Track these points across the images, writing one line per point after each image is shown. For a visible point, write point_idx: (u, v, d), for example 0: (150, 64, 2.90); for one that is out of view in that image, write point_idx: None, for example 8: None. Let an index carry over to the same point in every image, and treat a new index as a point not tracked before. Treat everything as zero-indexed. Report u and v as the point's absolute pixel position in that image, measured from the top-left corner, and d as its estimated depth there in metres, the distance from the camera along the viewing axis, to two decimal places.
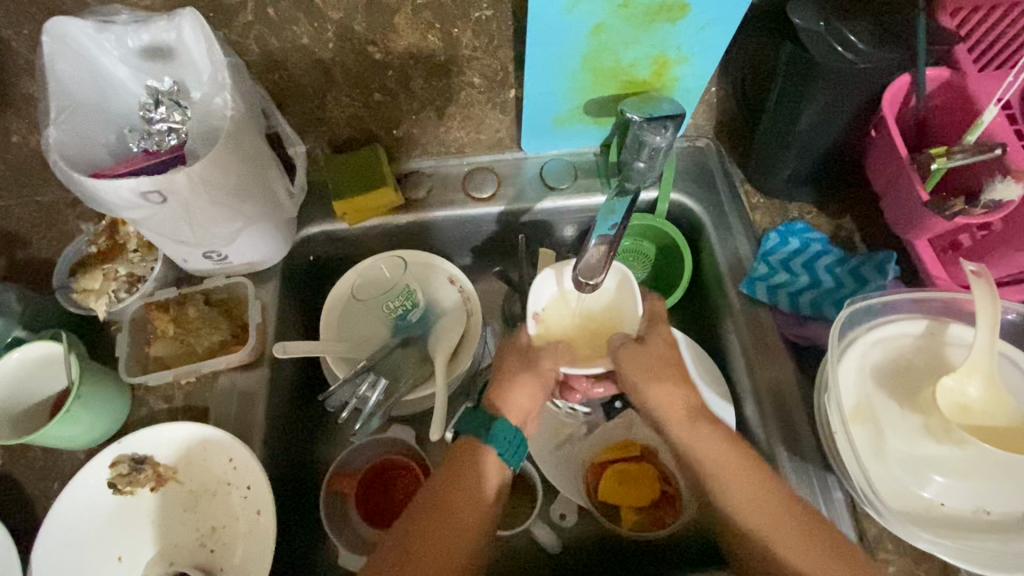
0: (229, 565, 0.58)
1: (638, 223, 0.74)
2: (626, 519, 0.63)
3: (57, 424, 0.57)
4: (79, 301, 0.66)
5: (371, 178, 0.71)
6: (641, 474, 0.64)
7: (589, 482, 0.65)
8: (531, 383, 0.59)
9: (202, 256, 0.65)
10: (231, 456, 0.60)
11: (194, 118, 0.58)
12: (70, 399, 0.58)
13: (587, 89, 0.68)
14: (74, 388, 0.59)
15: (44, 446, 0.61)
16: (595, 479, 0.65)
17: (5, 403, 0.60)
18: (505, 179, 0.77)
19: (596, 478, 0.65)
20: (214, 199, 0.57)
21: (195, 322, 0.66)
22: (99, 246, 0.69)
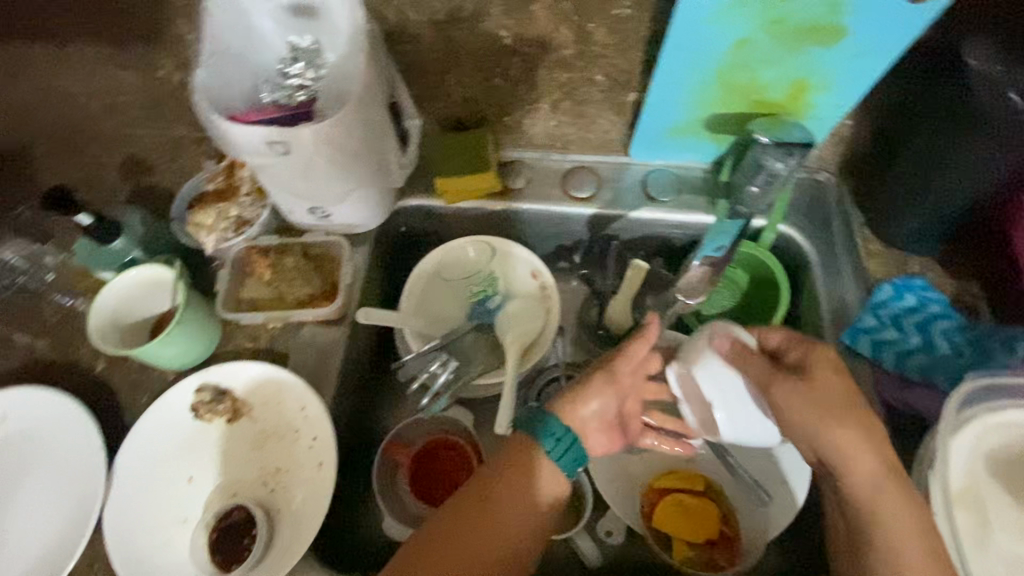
0: (287, 509, 0.59)
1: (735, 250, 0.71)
2: (677, 552, 0.59)
3: (160, 343, 0.61)
4: (190, 234, 0.70)
5: (478, 160, 0.72)
6: (700, 510, 0.61)
7: (644, 505, 0.63)
8: (609, 393, 0.56)
9: (309, 211, 0.67)
10: (303, 405, 0.62)
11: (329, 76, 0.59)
12: (173, 322, 0.62)
13: (714, 103, 0.66)
14: (178, 312, 0.63)
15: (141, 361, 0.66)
16: (649, 503, 0.63)
17: (117, 314, 0.65)
18: (604, 182, 0.76)
19: (651, 502, 0.63)
20: (333, 159, 0.59)
21: (291, 272, 0.69)
22: (215, 185, 0.72)
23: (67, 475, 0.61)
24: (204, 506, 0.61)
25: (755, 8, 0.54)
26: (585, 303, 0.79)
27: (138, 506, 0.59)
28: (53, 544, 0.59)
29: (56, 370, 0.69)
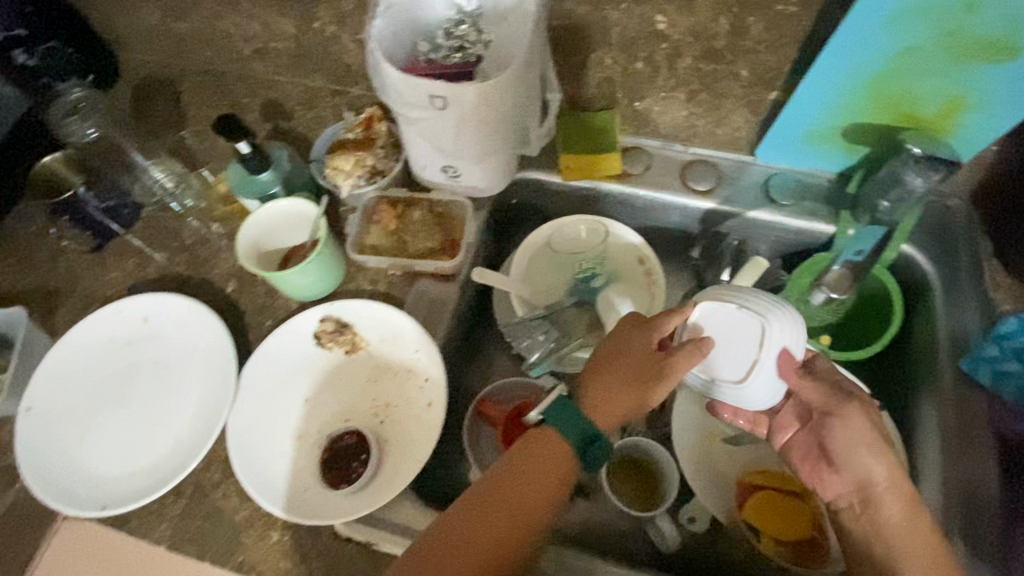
0: (394, 442, 0.63)
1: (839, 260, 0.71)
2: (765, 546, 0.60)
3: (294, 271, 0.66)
4: (329, 176, 0.74)
5: (603, 143, 0.76)
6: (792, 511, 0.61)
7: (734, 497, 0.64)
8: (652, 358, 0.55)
9: (442, 168, 0.70)
10: (418, 348, 0.66)
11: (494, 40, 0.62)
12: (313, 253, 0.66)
13: (858, 112, 0.65)
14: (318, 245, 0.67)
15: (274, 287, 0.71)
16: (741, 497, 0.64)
17: (264, 238, 0.70)
18: (725, 178, 0.77)
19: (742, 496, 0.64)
20: (483, 120, 0.61)
21: (416, 224, 0.73)
22: (354, 135, 0.77)
23: (201, 378, 0.66)
24: (317, 427, 0.64)
25: (932, 17, 0.53)
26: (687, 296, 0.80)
27: (262, 416, 0.63)
28: (181, 441, 0.63)
29: (189, 286, 0.75)
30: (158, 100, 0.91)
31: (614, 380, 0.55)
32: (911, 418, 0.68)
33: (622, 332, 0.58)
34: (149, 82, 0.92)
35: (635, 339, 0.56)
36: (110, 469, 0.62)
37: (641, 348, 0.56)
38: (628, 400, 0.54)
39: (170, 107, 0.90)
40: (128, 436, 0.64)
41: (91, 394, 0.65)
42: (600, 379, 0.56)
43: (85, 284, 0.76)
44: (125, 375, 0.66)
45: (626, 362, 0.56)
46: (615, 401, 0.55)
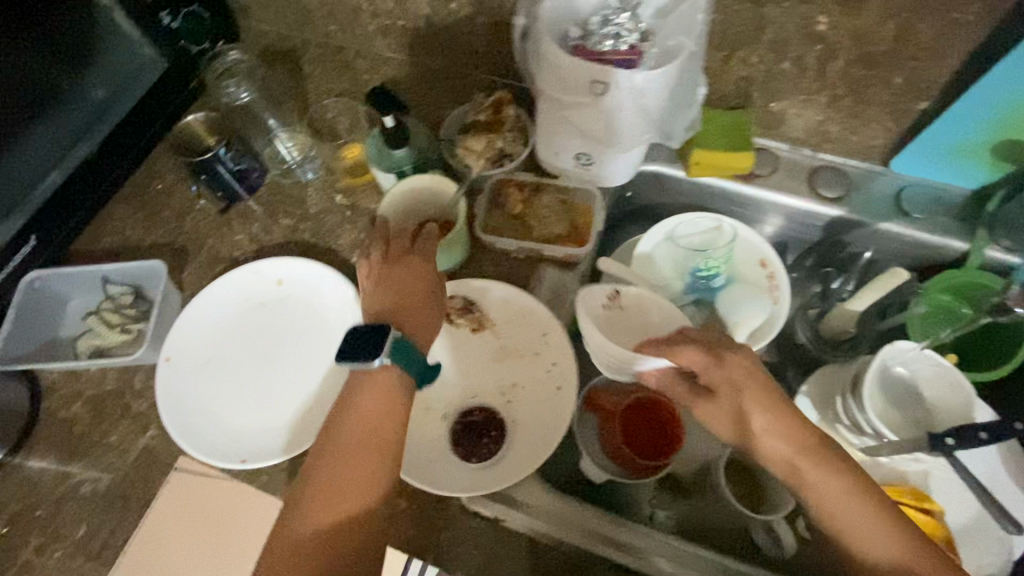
0: (521, 423, 0.63)
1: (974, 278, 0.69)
2: None
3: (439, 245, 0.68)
4: (459, 156, 0.75)
5: (739, 140, 0.74)
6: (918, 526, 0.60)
7: None
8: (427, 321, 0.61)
9: (580, 155, 0.71)
10: (546, 332, 0.66)
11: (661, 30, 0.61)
12: (454, 234, 0.68)
13: (1018, 128, 0.64)
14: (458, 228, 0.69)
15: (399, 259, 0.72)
16: None
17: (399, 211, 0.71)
18: (854, 186, 0.76)
19: None
20: (641, 110, 0.61)
21: (543, 210, 0.73)
22: (483, 117, 0.77)
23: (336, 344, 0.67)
24: (445, 400, 0.65)
25: None
26: (802, 304, 0.79)
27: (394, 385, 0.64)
28: (321, 402, 0.64)
29: (315, 254, 0.76)
30: (278, 70, 0.92)
31: (396, 297, 0.60)
32: None
33: (404, 262, 0.62)
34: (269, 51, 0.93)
35: (398, 268, 0.61)
36: (254, 423, 0.64)
37: (417, 275, 0.61)
38: (385, 301, 0.60)
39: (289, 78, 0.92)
40: (267, 392, 0.65)
41: (230, 351, 0.67)
42: (396, 301, 0.59)
43: (213, 243, 0.78)
44: (261, 335, 0.68)
45: (406, 288, 0.60)
46: (425, 328, 0.59)
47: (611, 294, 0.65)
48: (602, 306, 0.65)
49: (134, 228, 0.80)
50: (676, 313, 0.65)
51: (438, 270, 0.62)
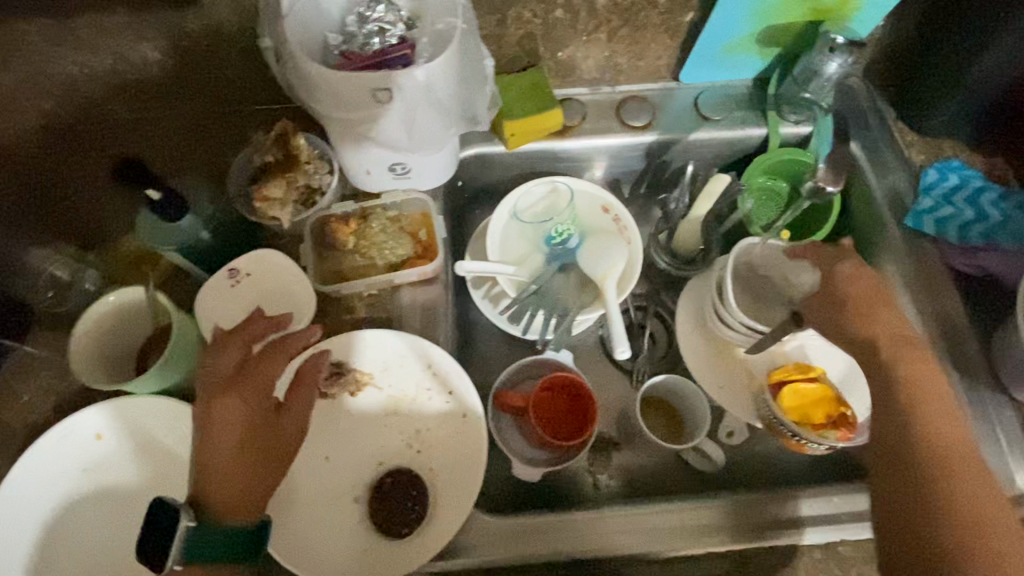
0: (437, 468, 0.59)
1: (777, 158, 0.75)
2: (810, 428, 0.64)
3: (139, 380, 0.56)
4: (263, 210, 0.65)
5: (544, 99, 0.72)
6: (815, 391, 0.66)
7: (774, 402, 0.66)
8: (232, 428, 0.51)
9: (388, 167, 0.65)
10: (430, 363, 0.61)
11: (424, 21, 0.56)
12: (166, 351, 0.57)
13: (773, 14, 0.69)
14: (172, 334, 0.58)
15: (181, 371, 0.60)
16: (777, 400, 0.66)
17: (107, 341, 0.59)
18: (660, 109, 0.78)
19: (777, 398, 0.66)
20: (430, 106, 0.57)
21: (378, 237, 0.66)
22: (274, 156, 0.67)
23: None
24: (348, 482, 0.58)
25: None
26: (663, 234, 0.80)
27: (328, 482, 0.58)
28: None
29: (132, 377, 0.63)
30: None
31: (224, 461, 0.50)
32: None
33: (228, 399, 0.52)
34: None
35: (224, 402, 0.52)
36: None
37: (237, 427, 0.51)
38: (214, 470, 0.50)
39: None
40: None
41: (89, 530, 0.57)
42: (207, 459, 0.50)
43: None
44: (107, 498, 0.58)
45: (223, 446, 0.51)
46: (252, 486, 0.51)
47: (229, 271, 0.63)
48: (222, 294, 0.63)
49: None
50: (274, 286, 0.63)
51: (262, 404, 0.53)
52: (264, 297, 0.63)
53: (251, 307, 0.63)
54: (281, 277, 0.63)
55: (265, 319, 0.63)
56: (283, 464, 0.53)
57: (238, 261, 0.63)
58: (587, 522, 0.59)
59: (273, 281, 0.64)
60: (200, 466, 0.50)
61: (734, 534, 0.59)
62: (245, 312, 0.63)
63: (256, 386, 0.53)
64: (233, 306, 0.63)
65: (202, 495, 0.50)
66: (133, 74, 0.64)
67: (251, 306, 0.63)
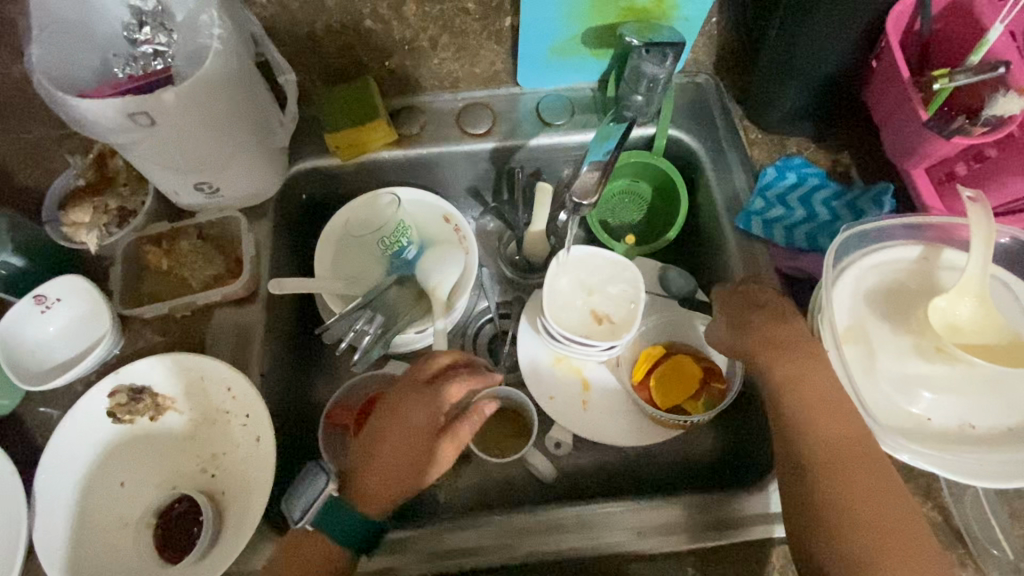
0: (230, 491, 0.58)
1: (634, 162, 0.75)
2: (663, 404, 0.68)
3: None
4: (72, 235, 0.65)
5: (365, 112, 0.71)
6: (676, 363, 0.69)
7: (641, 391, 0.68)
8: (411, 425, 0.58)
9: (192, 188, 0.64)
10: (230, 387, 0.60)
11: (182, 38, 0.55)
12: None
13: (586, 15, 0.67)
14: None
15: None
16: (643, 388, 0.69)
17: None
18: (500, 115, 0.77)
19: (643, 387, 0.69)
20: (203, 124, 0.56)
21: (189, 256, 0.66)
22: (88, 180, 0.68)
23: None
24: (142, 508, 0.58)
25: None
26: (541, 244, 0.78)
27: (258, 495, 0.56)
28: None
29: None
30: None
31: (392, 459, 0.57)
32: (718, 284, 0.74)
33: (409, 402, 0.59)
34: None
35: (410, 400, 0.59)
36: None
37: (411, 426, 0.58)
38: (392, 470, 0.57)
39: None
40: None
41: None
42: (377, 451, 0.57)
43: None
44: None
45: (404, 448, 0.57)
46: (391, 483, 0.56)
47: (36, 298, 0.62)
48: (28, 321, 0.62)
49: None
50: (87, 315, 0.63)
51: (429, 415, 0.59)
52: (76, 326, 0.63)
53: (60, 337, 0.63)
54: (94, 306, 0.63)
55: (72, 345, 0.63)
56: (432, 477, 0.58)
57: (44, 287, 0.62)
58: (588, 520, 0.61)
59: (85, 311, 0.63)
60: (373, 461, 0.57)
61: (693, 534, 0.60)
62: (54, 341, 0.63)
63: (433, 395, 0.59)
64: (39, 334, 0.62)
65: (356, 475, 0.57)
66: None
67: (61, 337, 0.63)
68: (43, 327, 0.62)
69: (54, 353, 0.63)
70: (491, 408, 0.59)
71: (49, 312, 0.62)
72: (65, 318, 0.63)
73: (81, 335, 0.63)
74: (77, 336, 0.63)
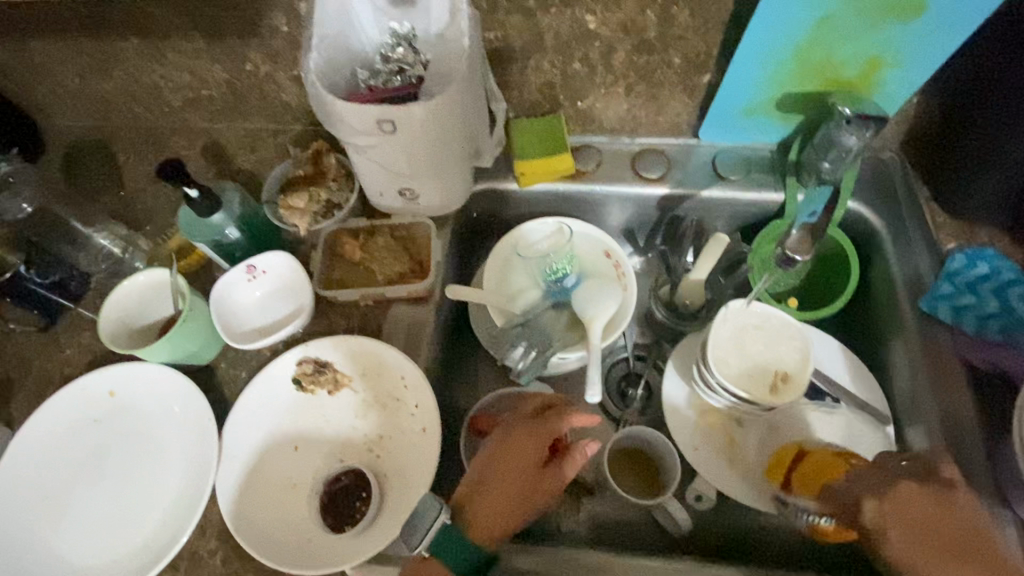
0: (393, 474, 0.62)
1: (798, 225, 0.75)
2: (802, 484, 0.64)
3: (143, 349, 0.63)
4: (286, 218, 0.72)
5: (555, 145, 0.77)
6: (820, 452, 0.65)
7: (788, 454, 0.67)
8: (522, 460, 0.60)
9: (396, 193, 0.71)
10: (403, 375, 0.64)
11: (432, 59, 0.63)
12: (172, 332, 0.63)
13: (788, 82, 0.68)
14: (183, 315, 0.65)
15: (188, 351, 0.66)
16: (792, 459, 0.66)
17: (130, 317, 0.67)
18: (674, 163, 0.79)
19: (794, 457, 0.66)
20: (433, 139, 0.62)
21: (381, 251, 0.72)
22: (305, 171, 0.76)
23: (184, 445, 0.62)
24: (310, 474, 0.63)
25: None
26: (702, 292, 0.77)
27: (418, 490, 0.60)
28: (167, 506, 0.60)
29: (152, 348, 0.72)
30: (93, 166, 0.88)
31: (499, 490, 0.59)
32: (884, 364, 0.72)
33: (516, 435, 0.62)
34: (85, 140, 0.90)
35: (519, 437, 0.61)
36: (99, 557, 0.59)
37: (522, 461, 0.60)
38: (501, 501, 0.59)
39: (108, 170, 0.87)
40: (118, 514, 0.61)
41: (98, 482, 0.62)
42: (485, 485, 0.60)
43: (40, 365, 0.72)
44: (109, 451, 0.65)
45: (513, 486, 0.59)
46: (496, 514, 0.59)
47: (248, 268, 0.69)
48: (240, 286, 0.69)
49: None
50: (286, 286, 0.70)
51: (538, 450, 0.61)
52: (277, 294, 0.70)
53: (262, 303, 0.70)
54: (294, 279, 0.70)
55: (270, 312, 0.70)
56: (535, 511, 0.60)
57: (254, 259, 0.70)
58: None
59: (287, 283, 0.70)
60: (482, 490, 0.59)
61: None
62: (257, 306, 0.70)
63: (542, 433, 0.61)
64: (245, 298, 0.70)
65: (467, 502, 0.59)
66: (204, 89, 0.81)
67: (263, 304, 0.70)
68: (250, 292, 0.70)
69: (254, 317, 0.70)
70: (592, 449, 0.60)
71: (258, 280, 0.70)
72: (270, 286, 0.70)
73: (280, 306, 0.70)
74: (276, 306, 0.70)
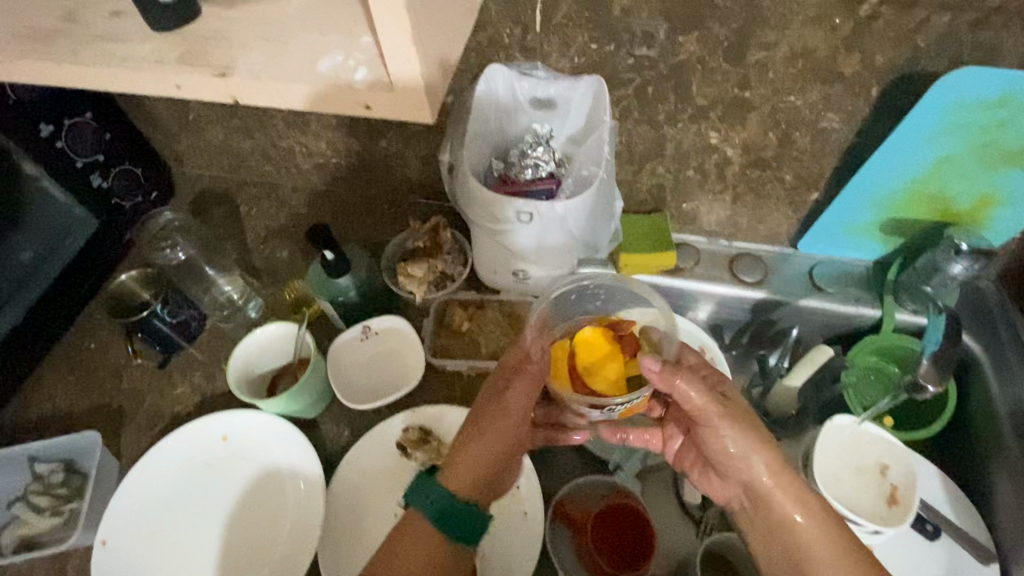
0: None
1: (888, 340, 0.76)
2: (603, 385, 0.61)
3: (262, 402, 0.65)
4: (403, 284, 0.76)
5: (662, 240, 0.80)
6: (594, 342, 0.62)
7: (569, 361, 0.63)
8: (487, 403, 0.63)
9: (510, 273, 0.74)
10: None
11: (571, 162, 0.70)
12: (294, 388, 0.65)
13: (897, 209, 0.72)
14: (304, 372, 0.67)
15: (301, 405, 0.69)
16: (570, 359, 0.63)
17: (252, 366, 0.70)
18: (771, 270, 0.82)
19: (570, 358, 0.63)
20: (564, 230, 0.68)
21: (488, 325, 0.75)
22: (422, 244, 0.80)
23: (296, 500, 0.65)
24: None
25: (967, 135, 0.62)
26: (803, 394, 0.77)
27: None
28: (273, 563, 0.62)
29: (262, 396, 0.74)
30: (215, 214, 0.93)
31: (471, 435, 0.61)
32: (985, 493, 0.71)
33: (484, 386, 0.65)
34: (208, 189, 0.95)
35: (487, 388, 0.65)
36: None
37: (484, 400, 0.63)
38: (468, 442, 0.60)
39: (227, 219, 0.92)
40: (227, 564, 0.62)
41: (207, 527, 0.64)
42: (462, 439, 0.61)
43: (151, 401, 0.76)
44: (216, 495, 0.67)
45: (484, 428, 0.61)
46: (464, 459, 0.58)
47: (363, 328, 0.73)
48: (353, 345, 0.73)
49: (66, 393, 0.78)
50: (397, 348, 0.73)
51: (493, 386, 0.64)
52: (387, 356, 0.73)
53: (372, 364, 0.73)
54: (405, 343, 0.73)
55: (378, 373, 0.72)
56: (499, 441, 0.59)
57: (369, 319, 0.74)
58: None
59: (397, 346, 0.73)
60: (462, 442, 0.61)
61: None
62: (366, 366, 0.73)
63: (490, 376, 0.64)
64: (357, 357, 0.73)
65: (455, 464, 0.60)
66: (332, 155, 0.86)
67: (373, 363, 0.73)
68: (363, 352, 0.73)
69: (363, 377, 0.72)
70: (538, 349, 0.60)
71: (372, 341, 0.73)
72: (381, 348, 0.74)
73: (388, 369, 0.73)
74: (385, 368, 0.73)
